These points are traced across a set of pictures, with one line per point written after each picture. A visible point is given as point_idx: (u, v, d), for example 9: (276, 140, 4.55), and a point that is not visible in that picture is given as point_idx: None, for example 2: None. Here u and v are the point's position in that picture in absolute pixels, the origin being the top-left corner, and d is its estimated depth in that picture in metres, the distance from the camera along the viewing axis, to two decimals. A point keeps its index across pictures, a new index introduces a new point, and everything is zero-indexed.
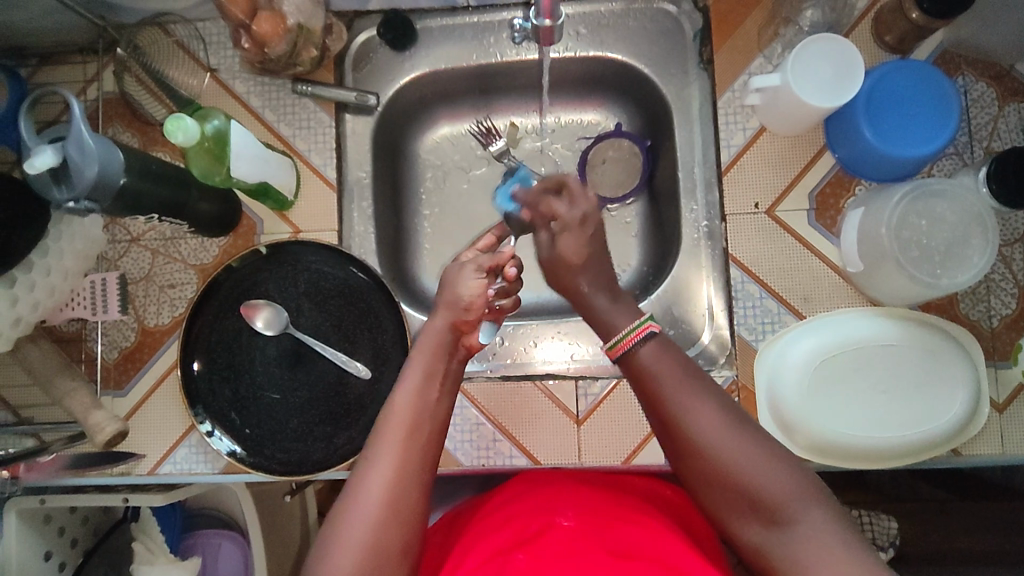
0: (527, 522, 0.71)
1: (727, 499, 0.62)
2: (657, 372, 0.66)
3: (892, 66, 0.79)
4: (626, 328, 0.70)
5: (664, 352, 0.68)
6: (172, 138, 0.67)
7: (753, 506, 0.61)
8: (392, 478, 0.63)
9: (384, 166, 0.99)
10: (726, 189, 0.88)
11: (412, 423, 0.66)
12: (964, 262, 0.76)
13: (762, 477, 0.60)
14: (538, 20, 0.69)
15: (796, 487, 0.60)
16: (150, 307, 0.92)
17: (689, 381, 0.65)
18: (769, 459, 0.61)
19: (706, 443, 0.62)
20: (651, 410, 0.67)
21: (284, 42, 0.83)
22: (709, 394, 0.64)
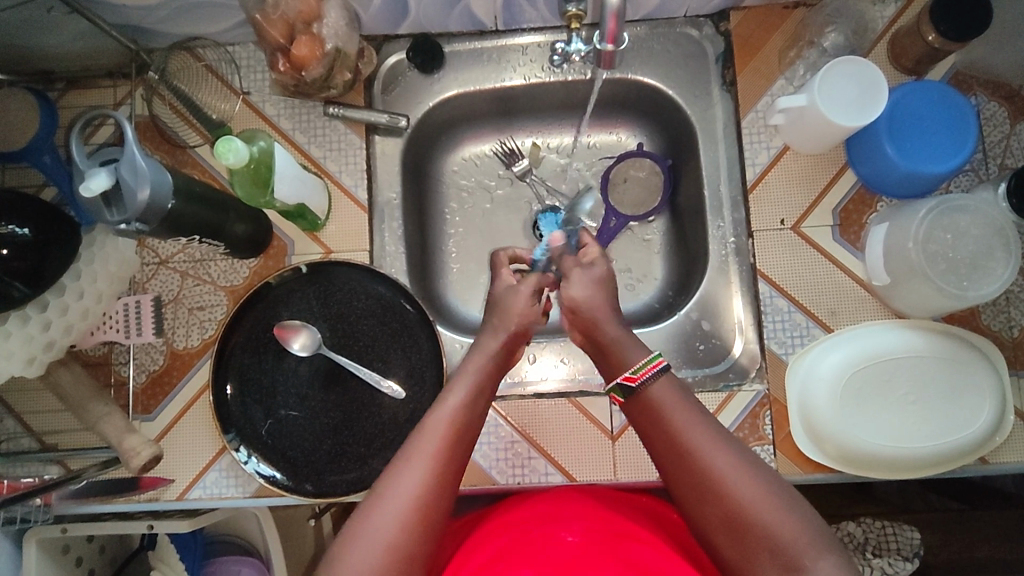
0: (530, 530, 0.74)
1: (742, 550, 0.62)
2: (670, 409, 0.68)
3: (906, 90, 0.83)
4: (641, 360, 0.73)
5: (674, 388, 0.70)
6: (222, 160, 0.67)
7: (766, 553, 0.61)
8: (421, 501, 0.63)
9: (411, 186, 1.00)
10: (752, 206, 0.91)
11: (456, 441, 0.67)
12: (989, 274, 0.79)
13: (776, 522, 0.61)
14: (601, 45, 0.78)
15: (809, 533, 0.60)
16: (179, 330, 0.91)
17: (703, 424, 0.67)
18: (779, 502, 0.62)
19: (722, 488, 0.63)
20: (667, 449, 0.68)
21: (321, 65, 0.84)
22: (722, 436, 0.66)
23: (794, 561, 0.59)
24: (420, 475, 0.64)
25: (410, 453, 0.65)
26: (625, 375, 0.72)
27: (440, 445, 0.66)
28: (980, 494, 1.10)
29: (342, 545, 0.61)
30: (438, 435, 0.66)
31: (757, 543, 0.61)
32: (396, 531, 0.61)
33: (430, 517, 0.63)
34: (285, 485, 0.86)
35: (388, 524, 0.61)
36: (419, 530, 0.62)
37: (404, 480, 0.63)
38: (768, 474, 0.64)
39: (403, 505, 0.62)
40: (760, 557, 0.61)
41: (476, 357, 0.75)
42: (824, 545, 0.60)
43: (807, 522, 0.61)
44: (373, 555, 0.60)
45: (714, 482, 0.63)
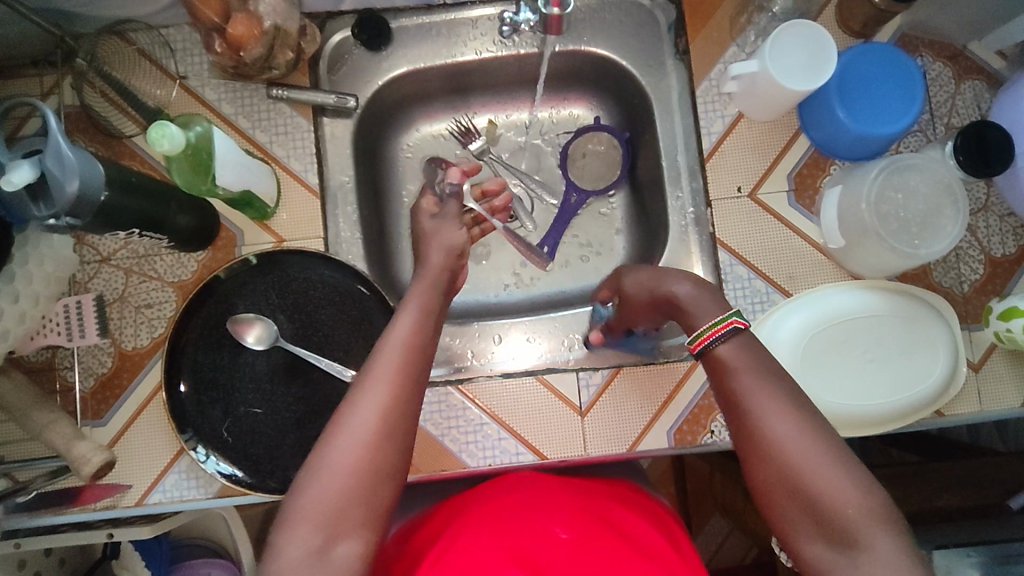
0: (520, 522, 0.70)
1: (793, 519, 0.59)
2: (738, 370, 0.63)
3: (856, 52, 0.84)
4: (711, 320, 0.67)
5: (746, 350, 0.65)
6: (157, 147, 0.64)
7: (820, 526, 0.57)
8: (376, 427, 0.59)
9: (364, 170, 0.96)
10: (710, 175, 0.90)
11: (405, 365, 0.63)
12: (938, 232, 0.80)
13: (833, 497, 0.56)
14: (547, 9, 0.82)
15: (868, 509, 0.56)
16: (127, 330, 0.87)
17: (772, 386, 0.62)
18: (842, 477, 0.57)
19: (780, 459, 0.58)
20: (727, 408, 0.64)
21: (260, 44, 0.80)
22: (787, 398, 0.61)
23: (850, 540, 0.56)
24: (379, 403, 0.60)
25: (366, 375, 0.62)
26: (690, 344, 0.67)
27: (395, 369, 0.62)
28: (934, 447, 1.14)
29: (303, 475, 0.58)
30: (392, 360, 0.63)
31: (811, 515, 0.57)
32: (358, 456, 0.58)
33: (393, 436, 0.60)
34: (248, 483, 0.83)
35: (350, 451, 0.58)
36: (382, 452, 0.59)
37: (363, 407, 0.60)
38: (833, 443, 0.59)
39: (359, 434, 0.59)
40: (815, 532, 0.57)
41: (424, 278, 0.72)
42: (889, 527, 0.55)
43: (875, 501, 0.56)
44: (337, 486, 0.57)
45: (771, 449, 0.59)
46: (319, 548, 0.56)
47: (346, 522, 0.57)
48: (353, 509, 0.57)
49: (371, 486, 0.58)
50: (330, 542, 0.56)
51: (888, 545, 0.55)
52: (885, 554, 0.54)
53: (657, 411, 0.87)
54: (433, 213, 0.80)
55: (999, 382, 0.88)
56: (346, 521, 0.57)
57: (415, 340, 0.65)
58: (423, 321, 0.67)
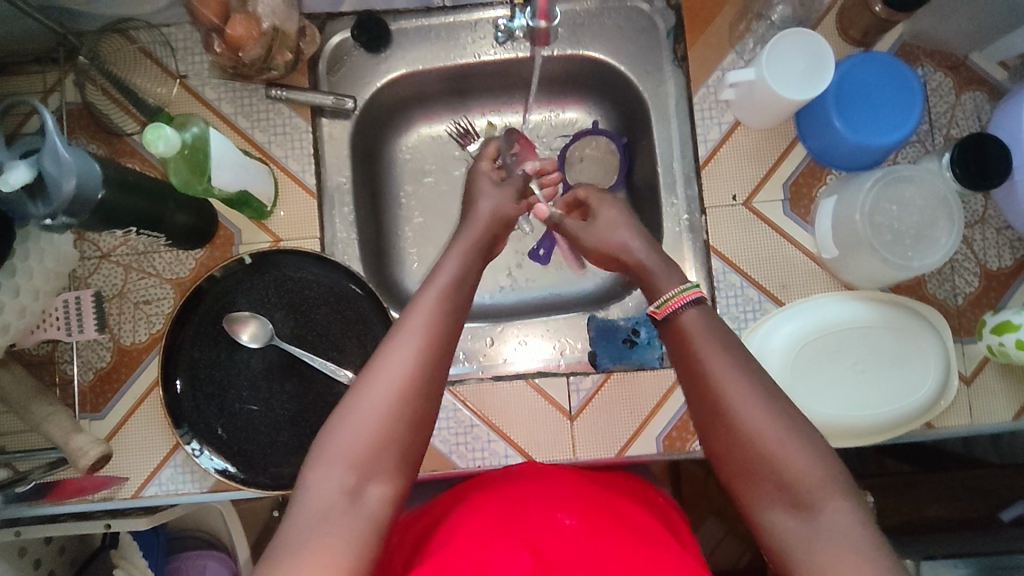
0: (529, 509, 0.70)
1: (749, 482, 0.61)
2: (697, 335, 0.67)
3: (854, 61, 0.84)
4: (674, 289, 0.72)
5: (706, 318, 0.68)
6: (152, 148, 0.64)
7: (771, 483, 0.59)
8: (409, 380, 0.62)
9: (362, 171, 0.97)
10: (705, 183, 0.90)
11: (442, 315, 0.67)
12: (932, 244, 0.80)
13: (787, 457, 0.59)
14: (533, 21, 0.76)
15: (819, 467, 0.58)
16: (125, 325, 0.89)
17: (732, 351, 0.65)
18: (795, 438, 0.59)
19: (736, 421, 0.61)
20: (685, 370, 0.67)
21: (259, 45, 0.80)
22: (745, 363, 0.64)
23: (802, 499, 0.58)
24: (412, 358, 0.63)
25: (398, 333, 0.65)
26: (652, 308, 0.72)
27: (426, 327, 0.65)
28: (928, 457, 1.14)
29: (338, 417, 0.62)
30: (423, 324, 0.65)
31: (767, 476, 0.60)
32: (389, 406, 0.61)
33: (423, 390, 0.63)
34: (241, 479, 0.85)
35: (384, 394, 0.61)
36: (412, 405, 0.62)
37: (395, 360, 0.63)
38: (789, 408, 0.61)
39: (391, 384, 0.62)
40: (770, 492, 0.60)
41: (458, 245, 0.76)
42: (839, 487, 0.58)
43: (825, 461, 0.59)
44: (370, 431, 0.60)
45: (727, 411, 0.62)
46: (354, 488, 0.59)
47: (379, 466, 0.60)
48: (386, 453, 0.61)
49: (402, 434, 0.61)
50: (361, 486, 0.59)
51: (836, 503, 0.57)
52: (835, 512, 0.57)
53: (646, 418, 0.88)
54: (492, 178, 0.86)
55: (991, 395, 0.88)
56: (378, 465, 0.60)
57: (449, 291, 0.69)
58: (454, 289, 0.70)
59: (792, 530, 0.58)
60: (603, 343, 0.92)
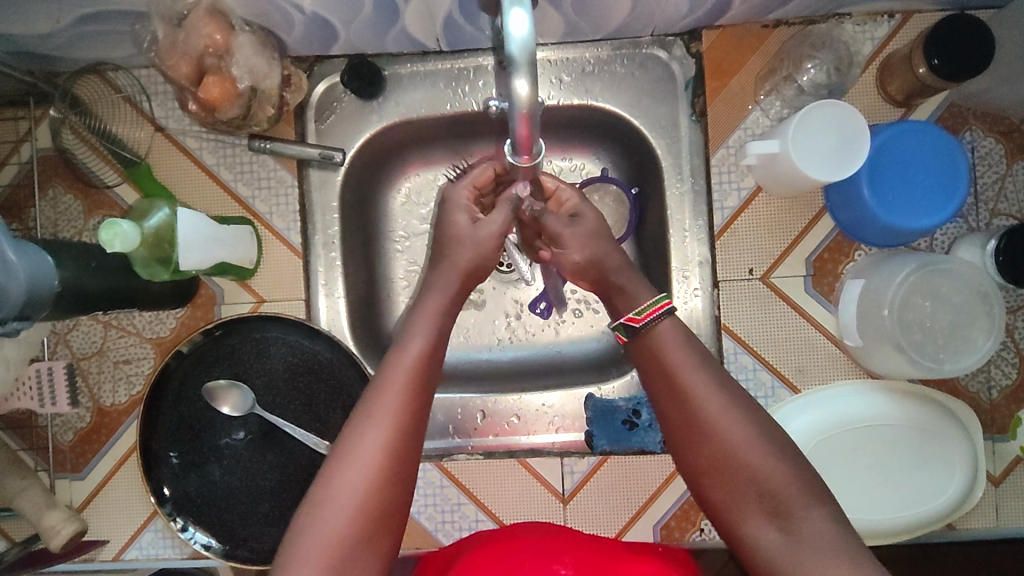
0: (523, 561, 0.68)
1: (729, 494, 0.59)
2: (667, 344, 0.66)
3: (890, 132, 0.74)
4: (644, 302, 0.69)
5: (677, 331, 0.67)
6: (109, 246, 0.61)
7: (755, 499, 0.58)
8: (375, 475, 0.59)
9: (353, 222, 0.91)
10: (718, 254, 0.83)
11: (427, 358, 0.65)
12: (968, 346, 0.73)
13: (762, 466, 0.58)
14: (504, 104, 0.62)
15: (797, 481, 0.57)
16: (105, 385, 0.86)
17: (702, 367, 0.63)
18: (768, 445, 0.59)
19: (709, 430, 0.60)
20: (656, 384, 0.65)
21: (236, 106, 0.74)
22: (716, 373, 0.63)
23: (782, 507, 0.57)
24: (381, 444, 0.60)
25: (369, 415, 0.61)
26: (629, 315, 0.68)
27: (400, 402, 0.62)
28: None
29: (303, 517, 0.59)
30: (401, 400, 0.62)
31: (746, 487, 0.58)
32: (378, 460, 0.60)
33: (393, 481, 0.60)
34: (222, 551, 0.82)
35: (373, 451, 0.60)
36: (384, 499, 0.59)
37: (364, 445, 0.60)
38: (759, 420, 0.60)
39: (359, 479, 0.59)
40: (750, 503, 0.58)
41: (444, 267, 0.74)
42: (818, 495, 0.57)
43: (802, 469, 0.58)
44: (340, 530, 0.58)
45: (701, 420, 0.61)
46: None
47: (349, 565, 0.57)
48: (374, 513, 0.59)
49: (390, 488, 0.60)
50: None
51: (814, 509, 0.56)
52: (816, 528, 0.55)
53: (643, 504, 0.83)
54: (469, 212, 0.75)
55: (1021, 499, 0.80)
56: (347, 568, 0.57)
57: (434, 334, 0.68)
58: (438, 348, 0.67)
59: (774, 544, 0.56)
60: (599, 425, 0.87)
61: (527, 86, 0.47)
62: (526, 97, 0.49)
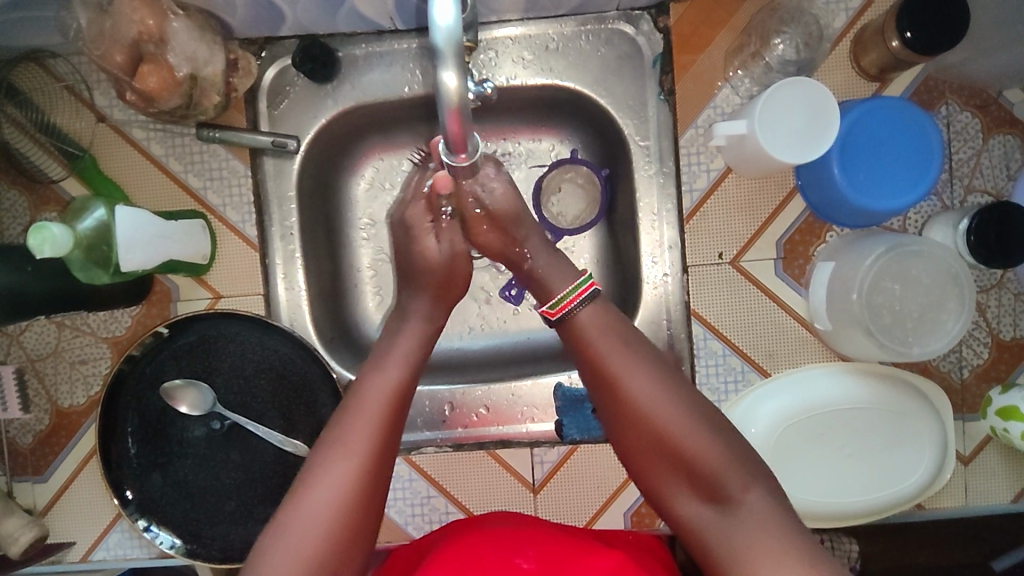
0: (486, 555, 0.67)
1: (663, 475, 0.61)
2: (599, 331, 0.66)
3: (860, 111, 0.72)
4: (569, 285, 0.70)
5: (605, 313, 0.68)
6: (39, 253, 0.58)
7: (694, 480, 0.59)
8: (358, 478, 0.59)
9: (313, 212, 0.88)
10: (687, 239, 0.81)
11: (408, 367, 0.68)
12: (937, 329, 0.72)
13: (694, 448, 0.59)
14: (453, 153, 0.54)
15: (737, 460, 0.59)
16: (62, 386, 0.83)
17: (637, 354, 0.65)
18: (698, 425, 0.60)
19: (642, 415, 0.62)
20: (592, 373, 0.66)
21: (176, 96, 0.71)
22: (648, 359, 0.64)
23: (713, 484, 0.58)
24: (363, 445, 0.61)
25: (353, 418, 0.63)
26: (544, 309, 0.71)
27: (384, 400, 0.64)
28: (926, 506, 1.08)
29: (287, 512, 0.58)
30: (373, 405, 0.63)
31: (678, 468, 0.60)
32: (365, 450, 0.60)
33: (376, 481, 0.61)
34: (187, 551, 0.81)
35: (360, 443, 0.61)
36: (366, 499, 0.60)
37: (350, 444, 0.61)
38: (700, 404, 0.62)
39: (341, 479, 0.59)
40: (681, 483, 0.60)
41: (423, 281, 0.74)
42: (750, 472, 0.58)
43: (733, 447, 0.60)
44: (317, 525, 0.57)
45: (634, 407, 0.62)
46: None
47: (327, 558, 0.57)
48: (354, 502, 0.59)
49: (368, 478, 0.60)
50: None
51: (745, 485, 0.57)
52: (754, 501, 0.56)
53: (614, 492, 0.82)
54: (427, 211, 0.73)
55: (991, 478, 0.80)
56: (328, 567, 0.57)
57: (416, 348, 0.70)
58: (405, 359, 0.68)
59: (708, 521, 0.58)
60: (566, 414, 0.85)
61: (457, 77, 0.43)
62: (457, 88, 0.44)
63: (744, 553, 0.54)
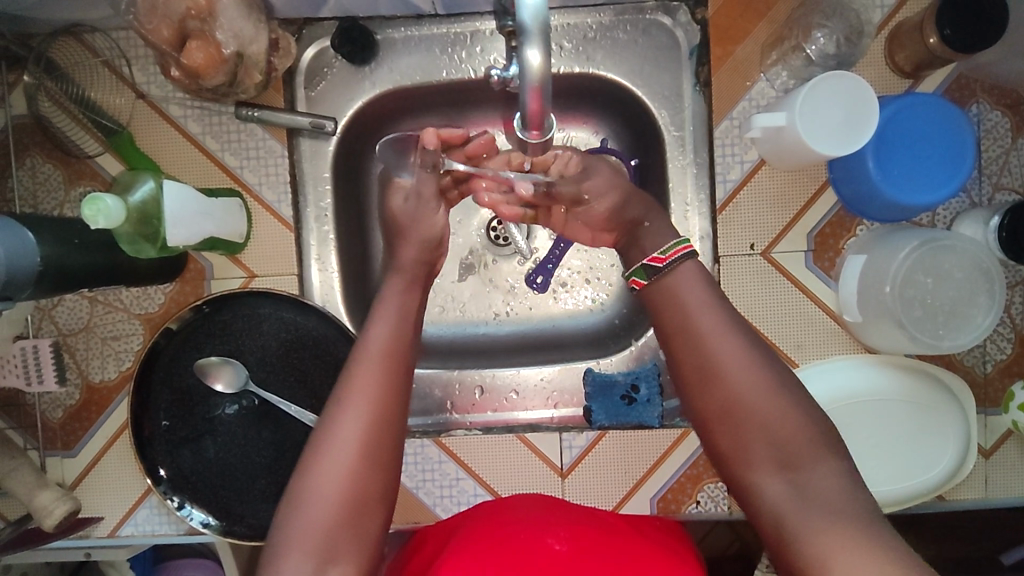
0: (519, 533, 0.68)
1: (739, 442, 0.61)
2: (688, 291, 0.66)
3: (899, 105, 0.73)
4: (664, 246, 0.69)
5: (698, 275, 0.66)
6: (92, 223, 0.59)
7: (768, 451, 0.59)
8: (367, 443, 0.60)
9: (347, 194, 0.89)
10: (720, 229, 0.82)
11: (405, 325, 0.66)
12: (968, 322, 0.73)
13: (778, 419, 0.60)
14: (525, 133, 0.54)
15: (812, 434, 0.59)
16: (93, 361, 0.84)
17: (725, 318, 0.63)
18: (783, 395, 0.61)
19: (728, 380, 0.61)
20: (675, 332, 0.64)
21: (221, 73, 0.71)
22: (735, 323, 0.63)
23: (791, 457, 0.58)
24: (370, 414, 0.60)
25: (347, 395, 0.61)
26: (651, 256, 0.68)
27: (390, 359, 0.63)
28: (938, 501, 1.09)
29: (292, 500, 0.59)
30: (381, 363, 0.63)
31: (756, 435, 0.60)
32: (379, 411, 0.61)
33: (380, 452, 0.61)
34: (220, 528, 0.81)
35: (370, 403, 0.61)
36: (370, 478, 0.60)
37: (344, 426, 0.60)
38: (779, 372, 0.62)
39: (351, 446, 0.59)
40: (757, 452, 0.60)
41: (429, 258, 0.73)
42: (829, 448, 0.59)
43: (816, 422, 0.60)
44: (341, 486, 0.59)
45: (720, 371, 0.62)
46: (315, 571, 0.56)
47: (338, 542, 0.58)
48: (380, 462, 0.60)
49: (388, 440, 0.61)
50: (323, 567, 0.57)
51: (822, 461, 0.58)
52: (826, 479, 0.57)
53: (640, 478, 0.83)
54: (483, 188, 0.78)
55: (1009, 470, 0.82)
56: (348, 531, 0.58)
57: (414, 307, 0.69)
58: (404, 316, 0.67)
59: (780, 492, 0.58)
60: (595, 401, 0.87)
61: (540, 54, 0.47)
62: (538, 67, 0.48)
63: (813, 527, 0.55)
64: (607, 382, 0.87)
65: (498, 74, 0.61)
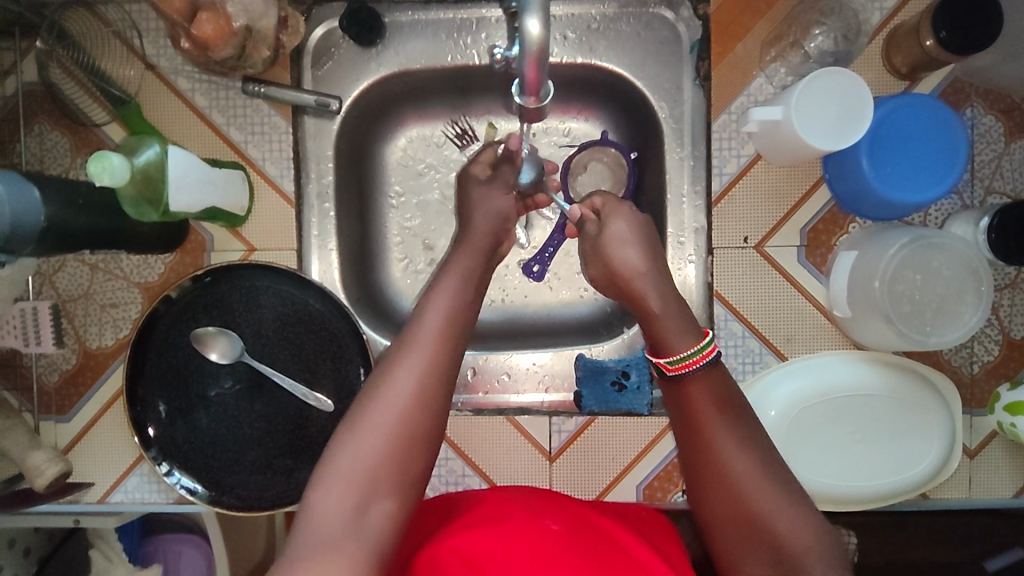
0: (514, 512, 0.68)
1: (744, 551, 0.59)
2: (706, 401, 0.63)
3: (895, 103, 0.74)
4: (692, 345, 0.65)
5: (715, 380, 0.64)
6: (97, 181, 0.60)
7: (771, 559, 0.57)
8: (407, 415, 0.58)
9: (348, 173, 0.90)
10: (715, 221, 0.83)
11: (454, 313, 0.65)
12: (956, 321, 0.74)
13: (786, 529, 0.57)
14: (522, 99, 0.56)
15: (817, 543, 0.57)
16: (91, 328, 0.85)
17: (737, 424, 0.62)
18: (795, 509, 0.58)
19: (737, 489, 0.59)
20: (689, 437, 0.63)
21: (230, 45, 0.72)
22: (748, 432, 0.61)
23: (796, 567, 0.56)
24: (414, 385, 0.59)
25: (394, 366, 0.61)
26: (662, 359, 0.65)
27: (437, 335, 0.63)
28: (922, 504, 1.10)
29: (343, 432, 0.58)
30: (428, 339, 0.62)
31: (758, 543, 0.58)
32: (422, 383, 0.60)
33: (420, 426, 0.59)
34: (208, 497, 0.82)
35: (412, 377, 0.60)
36: (405, 451, 0.58)
37: (389, 391, 0.60)
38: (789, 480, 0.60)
39: (394, 413, 0.58)
40: (761, 560, 0.58)
41: (461, 254, 0.72)
42: (833, 560, 0.56)
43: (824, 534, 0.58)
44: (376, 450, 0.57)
45: (730, 480, 0.60)
46: (355, 507, 0.55)
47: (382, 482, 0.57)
48: (416, 436, 0.59)
49: (427, 415, 0.59)
50: (364, 504, 0.56)
51: (830, 574, 0.55)
52: None
53: (627, 465, 0.84)
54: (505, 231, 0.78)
55: (993, 470, 0.82)
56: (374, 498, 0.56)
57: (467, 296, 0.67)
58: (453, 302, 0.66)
59: None
60: (583, 386, 0.88)
61: (539, 23, 0.48)
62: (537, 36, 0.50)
63: None
64: (597, 369, 0.88)
65: (501, 52, 0.62)
